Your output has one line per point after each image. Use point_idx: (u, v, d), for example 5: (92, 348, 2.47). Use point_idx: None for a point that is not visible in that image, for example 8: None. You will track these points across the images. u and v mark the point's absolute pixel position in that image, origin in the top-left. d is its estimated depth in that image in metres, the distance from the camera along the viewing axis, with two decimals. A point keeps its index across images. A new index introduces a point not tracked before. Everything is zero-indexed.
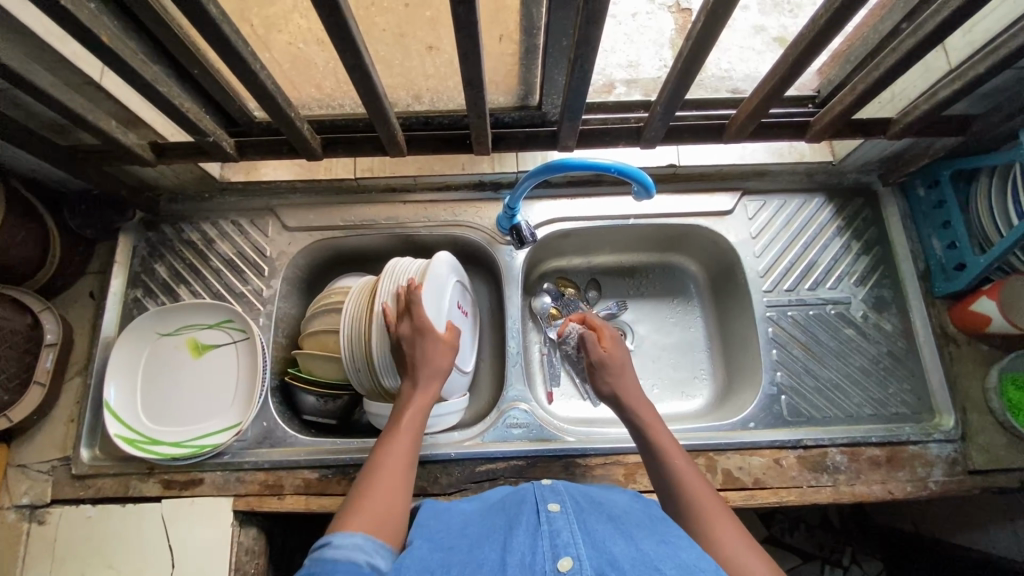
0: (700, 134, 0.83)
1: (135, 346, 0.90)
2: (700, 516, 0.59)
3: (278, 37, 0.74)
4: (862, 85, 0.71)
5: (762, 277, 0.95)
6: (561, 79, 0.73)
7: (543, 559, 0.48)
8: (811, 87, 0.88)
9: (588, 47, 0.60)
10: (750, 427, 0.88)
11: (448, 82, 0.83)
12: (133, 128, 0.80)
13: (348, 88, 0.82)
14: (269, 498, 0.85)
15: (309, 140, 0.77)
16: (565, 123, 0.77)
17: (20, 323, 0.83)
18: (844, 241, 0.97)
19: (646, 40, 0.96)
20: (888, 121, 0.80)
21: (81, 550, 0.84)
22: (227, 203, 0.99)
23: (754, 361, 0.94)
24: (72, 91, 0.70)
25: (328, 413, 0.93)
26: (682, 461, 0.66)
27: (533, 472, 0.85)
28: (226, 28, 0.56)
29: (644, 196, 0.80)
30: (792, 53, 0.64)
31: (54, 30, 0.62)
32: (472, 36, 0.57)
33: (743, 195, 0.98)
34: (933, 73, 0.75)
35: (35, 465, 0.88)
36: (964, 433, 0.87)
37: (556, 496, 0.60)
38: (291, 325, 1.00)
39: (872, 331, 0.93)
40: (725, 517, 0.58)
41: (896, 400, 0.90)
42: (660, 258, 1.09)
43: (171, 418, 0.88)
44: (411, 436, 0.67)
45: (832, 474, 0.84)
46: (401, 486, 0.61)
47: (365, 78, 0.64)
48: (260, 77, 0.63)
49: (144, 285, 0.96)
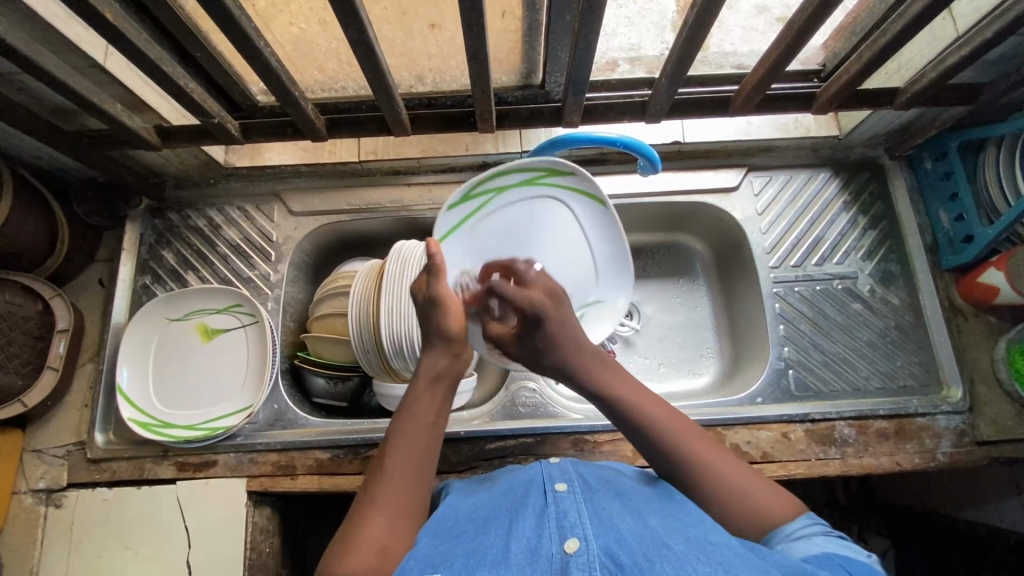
0: (705, 108, 0.82)
1: (147, 331, 0.92)
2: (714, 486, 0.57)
3: (279, 18, 0.77)
4: (868, 53, 0.71)
5: (768, 253, 0.95)
6: (564, 54, 0.72)
7: (549, 542, 0.49)
8: (815, 62, 0.86)
9: (592, 18, 0.59)
10: (757, 402, 0.89)
11: (450, 61, 0.82)
12: (138, 112, 0.80)
13: (351, 69, 0.82)
14: (281, 479, 0.86)
15: (314, 121, 0.77)
16: (569, 98, 0.76)
17: (31, 309, 0.85)
18: (851, 216, 0.96)
19: (647, 22, 0.94)
20: (895, 91, 0.79)
21: (98, 531, 0.85)
22: (232, 189, 1.00)
23: (761, 338, 0.94)
24: (76, 74, 0.71)
25: (338, 396, 0.94)
26: (673, 420, 0.61)
27: (543, 448, 0.86)
28: (230, 4, 0.56)
29: (650, 170, 0.81)
30: (796, 22, 0.64)
31: (58, 12, 0.63)
32: (477, 6, 0.56)
33: (748, 172, 0.98)
34: (942, 41, 0.74)
35: (50, 450, 0.89)
36: (972, 405, 0.87)
37: (564, 475, 0.60)
38: (299, 309, 1.01)
39: (879, 306, 0.93)
40: (738, 473, 0.58)
41: (903, 373, 0.90)
42: (666, 237, 1.08)
43: (183, 402, 0.89)
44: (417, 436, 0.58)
45: (840, 447, 0.85)
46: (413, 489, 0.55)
47: (368, 55, 0.63)
48: (264, 55, 0.63)
49: (152, 271, 0.96)
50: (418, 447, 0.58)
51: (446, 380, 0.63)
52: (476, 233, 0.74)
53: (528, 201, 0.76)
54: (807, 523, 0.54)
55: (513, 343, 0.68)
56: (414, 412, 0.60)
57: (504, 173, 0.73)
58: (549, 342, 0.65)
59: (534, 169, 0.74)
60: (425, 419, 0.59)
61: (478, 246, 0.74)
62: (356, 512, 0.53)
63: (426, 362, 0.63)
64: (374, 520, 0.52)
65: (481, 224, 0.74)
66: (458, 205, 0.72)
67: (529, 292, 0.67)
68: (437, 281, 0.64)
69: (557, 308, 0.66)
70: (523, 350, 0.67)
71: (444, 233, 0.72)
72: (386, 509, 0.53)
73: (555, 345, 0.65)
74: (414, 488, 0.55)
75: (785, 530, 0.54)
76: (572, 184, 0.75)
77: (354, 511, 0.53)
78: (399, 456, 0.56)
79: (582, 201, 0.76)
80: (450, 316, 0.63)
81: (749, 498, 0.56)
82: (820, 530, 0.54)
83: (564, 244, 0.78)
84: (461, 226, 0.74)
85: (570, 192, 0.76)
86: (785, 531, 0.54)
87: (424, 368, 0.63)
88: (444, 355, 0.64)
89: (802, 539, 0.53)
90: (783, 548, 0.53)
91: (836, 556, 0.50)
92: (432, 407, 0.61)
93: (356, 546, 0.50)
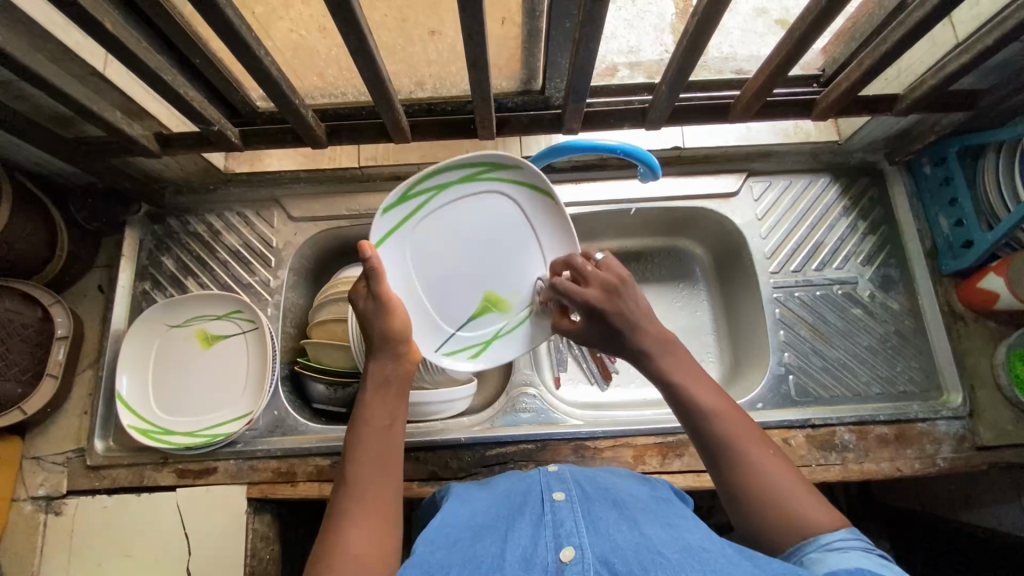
0: (705, 115, 0.82)
1: (146, 337, 0.91)
2: (756, 475, 0.57)
3: (279, 24, 0.75)
4: (868, 60, 0.71)
5: (768, 259, 0.95)
6: (564, 61, 0.72)
7: (546, 550, 0.49)
8: (815, 67, 0.86)
9: (593, 26, 0.59)
10: (757, 408, 0.88)
11: (450, 67, 0.82)
12: (137, 118, 0.79)
13: (351, 76, 0.82)
14: (282, 485, 0.86)
15: (314, 128, 0.77)
16: (570, 105, 0.76)
17: (30, 316, 0.85)
18: (850, 221, 0.96)
19: (647, 26, 0.96)
20: (895, 98, 0.79)
21: (99, 539, 0.85)
22: (231, 195, 0.99)
23: (761, 343, 0.94)
24: (75, 82, 0.70)
25: (336, 402, 0.93)
26: (729, 411, 0.61)
27: (543, 455, 0.86)
28: (230, 13, 0.56)
29: (650, 177, 0.80)
30: (796, 29, 0.64)
31: (57, 20, 0.63)
32: (476, 14, 0.56)
33: (748, 177, 0.98)
34: (941, 47, 0.75)
35: (50, 457, 0.89)
36: (973, 410, 0.87)
37: (562, 484, 0.60)
38: (299, 314, 1.01)
39: (879, 310, 0.93)
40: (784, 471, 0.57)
41: (903, 378, 0.90)
42: (666, 242, 1.08)
43: (182, 409, 0.89)
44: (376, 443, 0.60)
45: (840, 453, 0.85)
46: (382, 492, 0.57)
47: (368, 62, 0.63)
48: (264, 63, 0.63)
49: (152, 277, 0.96)
50: (378, 447, 0.60)
51: (393, 383, 0.64)
52: (417, 236, 0.73)
53: (469, 198, 0.75)
54: (840, 535, 0.52)
55: (584, 333, 0.69)
56: (370, 419, 0.62)
57: (439, 171, 0.72)
58: (621, 321, 0.66)
59: (473, 163, 0.74)
60: (382, 424, 0.61)
61: (420, 247, 0.74)
62: (333, 521, 0.55)
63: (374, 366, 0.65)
64: (353, 528, 0.53)
65: (421, 226, 0.73)
66: (396, 207, 0.70)
67: (589, 289, 0.67)
68: (379, 282, 0.64)
69: (614, 300, 0.66)
70: (594, 333, 0.69)
71: (382, 236, 0.70)
72: (361, 515, 0.55)
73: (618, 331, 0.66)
74: (383, 494, 0.57)
75: (820, 538, 0.52)
76: (511, 177, 0.75)
77: (331, 517, 0.55)
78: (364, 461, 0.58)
79: (522, 194, 0.76)
80: (395, 317, 0.65)
81: (788, 498, 0.55)
82: (858, 546, 0.51)
83: (505, 236, 0.77)
84: (401, 228, 0.72)
85: (509, 184, 0.76)
86: (820, 541, 0.52)
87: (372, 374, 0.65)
88: (390, 358, 0.65)
89: (840, 553, 0.50)
90: (816, 558, 0.51)
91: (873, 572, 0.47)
92: (387, 411, 0.63)
93: (335, 556, 0.51)
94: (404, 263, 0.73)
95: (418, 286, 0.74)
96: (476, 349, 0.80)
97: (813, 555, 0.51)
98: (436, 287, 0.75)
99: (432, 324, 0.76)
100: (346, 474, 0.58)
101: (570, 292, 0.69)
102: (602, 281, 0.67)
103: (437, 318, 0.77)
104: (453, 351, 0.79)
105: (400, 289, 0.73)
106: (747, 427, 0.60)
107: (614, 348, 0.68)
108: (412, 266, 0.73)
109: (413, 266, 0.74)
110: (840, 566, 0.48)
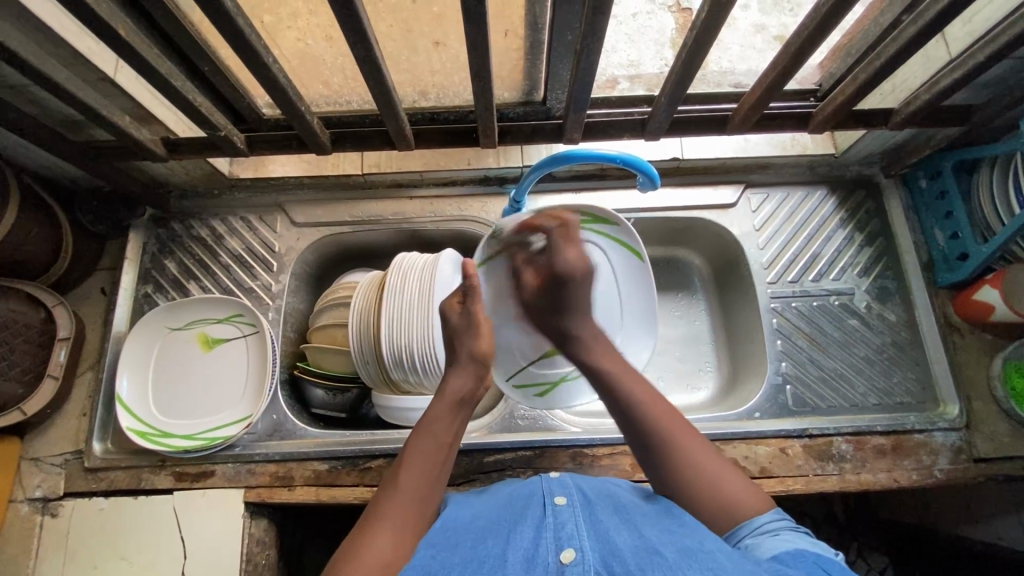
0: (703, 127, 0.84)
1: (147, 340, 0.92)
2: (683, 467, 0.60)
3: (286, 34, 0.78)
4: (862, 75, 0.72)
5: (766, 269, 0.96)
6: (566, 73, 0.74)
7: (547, 551, 0.50)
8: (811, 81, 0.88)
9: (594, 39, 0.61)
10: (755, 417, 0.89)
11: (453, 77, 0.84)
12: (146, 124, 0.81)
13: (356, 84, 0.83)
14: (279, 490, 0.86)
15: (319, 135, 0.78)
16: (571, 115, 0.77)
17: (34, 317, 0.86)
18: (847, 233, 0.97)
19: (647, 40, 0.98)
20: (890, 112, 0.81)
21: (94, 542, 0.84)
22: (235, 200, 1.01)
23: (759, 353, 0.95)
24: (86, 87, 0.72)
25: (336, 406, 0.94)
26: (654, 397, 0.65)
27: (541, 462, 0.86)
28: (240, 20, 0.57)
29: (650, 187, 0.81)
30: (793, 44, 0.65)
31: (71, 26, 0.64)
32: (480, 25, 0.57)
33: (746, 188, 0.99)
34: (934, 64, 0.76)
35: (48, 459, 0.89)
36: (969, 422, 0.88)
37: (564, 490, 0.61)
38: (299, 319, 1.01)
39: (876, 322, 0.94)
40: (709, 464, 0.61)
41: (901, 389, 0.91)
42: (664, 252, 1.09)
43: (181, 412, 0.89)
44: (430, 457, 0.60)
45: (838, 463, 0.85)
46: (422, 507, 0.57)
47: (374, 71, 0.65)
48: (272, 70, 0.64)
49: (154, 281, 0.97)
50: (431, 463, 0.60)
51: (467, 404, 0.65)
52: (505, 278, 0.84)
53: None
54: (773, 518, 0.56)
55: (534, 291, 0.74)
56: (434, 430, 0.62)
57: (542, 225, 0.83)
58: (574, 297, 0.71)
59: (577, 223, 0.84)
60: (444, 438, 0.62)
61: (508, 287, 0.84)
62: (369, 518, 0.55)
63: (454, 380, 0.66)
64: (384, 526, 0.54)
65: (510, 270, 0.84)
66: (497, 248, 0.83)
67: (571, 257, 0.72)
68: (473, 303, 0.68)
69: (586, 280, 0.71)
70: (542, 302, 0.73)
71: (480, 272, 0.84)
72: (395, 525, 0.54)
73: (567, 306, 0.71)
74: (425, 500, 0.57)
75: (752, 522, 0.57)
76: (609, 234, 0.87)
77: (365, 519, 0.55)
78: (414, 472, 0.58)
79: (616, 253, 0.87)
80: (483, 339, 0.68)
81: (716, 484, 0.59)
82: (785, 524, 0.56)
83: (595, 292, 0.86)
84: (494, 269, 0.83)
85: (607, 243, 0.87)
86: (751, 525, 0.56)
87: (450, 390, 0.65)
88: (471, 377, 0.67)
89: (771, 534, 0.54)
90: (753, 541, 0.54)
91: (808, 550, 0.51)
92: (450, 428, 0.63)
93: (362, 552, 0.51)
94: (492, 300, 0.84)
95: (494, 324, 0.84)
96: (545, 388, 0.87)
97: (749, 539, 0.55)
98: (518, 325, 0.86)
99: (504, 360, 0.86)
100: (395, 478, 0.58)
101: (557, 248, 0.72)
102: (582, 257, 0.72)
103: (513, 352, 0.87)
104: (525, 385, 0.87)
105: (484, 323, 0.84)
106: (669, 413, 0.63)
107: (552, 317, 0.72)
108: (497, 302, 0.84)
109: (497, 304, 0.84)
110: (782, 549, 0.51)
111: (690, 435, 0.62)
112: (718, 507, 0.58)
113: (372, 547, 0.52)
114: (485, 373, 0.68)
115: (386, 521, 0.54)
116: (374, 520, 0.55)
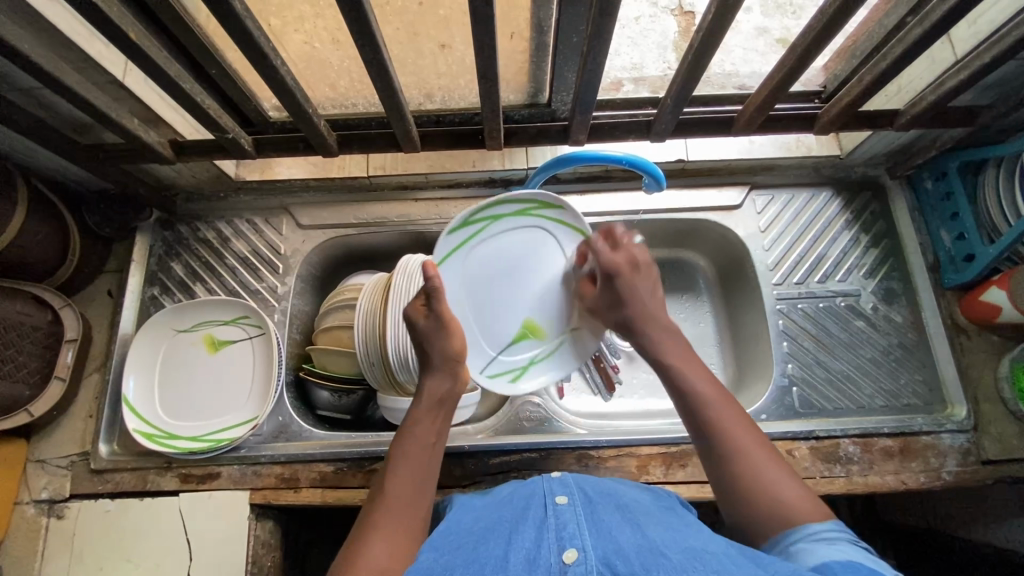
0: (707, 128, 0.84)
1: (153, 341, 0.92)
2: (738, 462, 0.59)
3: (292, 36, 0.77)
4: (868, 76, 0.72)
5: (772, 270, 0.96)
6: (572, 75, 0.74)
7: (549, 551, 0.49)
8: (816, 83, 0.88)
9: (601, 41, 0.61)
10: (761, 419, 0.89)
11: (459, 80, 0.84)
12: (153, 126, 0.81)
13: (363, 87, 0.84)
14: (284, 491, 0.86)
15: (326, 137, 0.79)
16: (577, 117, 0.78)
17: (41, 319, 0.86)
18: (853, 234, 0.97)
19: (650, 42, 0.98)
20: (895, 113, 0.81)
21: (99, 543, 0.84)
22: (241, 203, 1.01)
23: (765, 354, 0.95)
24: (95, 90, 0.72)
25: (341, 408, 0.94)
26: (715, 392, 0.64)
27: (546, 463, 0.86)
28: (249, 23, 0.57)
29: (655, 188, 0.81)
30: (798, 45, 0.65)
31: (80, 29, 0.65)
32: (488, 28, 0.58)
33: (750, 190, 0.99)
34: (940, 65, 0.77)
35: (55, 460, 0.89)
36: (977, 424, 0.87)
37: (565, 489, 0.60)
38: (305, 321, 1.01)
39: (882, 323, 0.94)
40: (766, 463, 0.59)
41: (907, 391, 0.90)
42: (669, 253, 1.09)
43: (187, 414, 0.89)
44: (415, 459, 0.61)
45: (845, 465, 0.85)
46: (411, 510, 0.57)
47: (381, 73, 0.65)
48: (280, 72, 0.65)
49: (160, 283, 0.97)
50: (416, 465, 0.61)
51: (447, 401, 0.67)
52: (472, 260, 0.78)
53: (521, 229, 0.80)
54: (830, 527, 0.54)
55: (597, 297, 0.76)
56: (417, 435, 0.63)
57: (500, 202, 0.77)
58: (630, 291, 0.72)
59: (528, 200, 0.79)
60: (427, 441, 0.63)
61: (473, 271, 0.78)
62: (361, 529, 0.55)
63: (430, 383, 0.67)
64: (376, 534, 0.54)
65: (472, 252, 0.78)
66: (458, 229, 0.76)
67: (618, 257, 0.74)
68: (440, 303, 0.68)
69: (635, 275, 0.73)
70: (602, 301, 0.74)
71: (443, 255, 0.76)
72: (387, 530, 0.55)
73: (624, 298, 0.72)
74: (415, 503, 0.58)
75: (805, 529, 0.54)
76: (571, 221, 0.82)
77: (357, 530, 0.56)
78: (401, 477, 0.59)
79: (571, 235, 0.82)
80: (455, 336, 0.68)
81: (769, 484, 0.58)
82: (843, 537, 0.52)
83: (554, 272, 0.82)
84: (459, 251, 0.77)
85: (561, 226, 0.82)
86: (807, 530, 0.54)
87: (427, 392, 0.67)
88: (447, 378, 0.68)
89: (827, 543, 0.51)
90: (806, 547, 0.52)
91: (864, 563, 0.48)
92: (432, 429, 0.64)
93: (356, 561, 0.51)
94: (456, 286, 0.77)
95: (466, 307, 0.78)
96: (514, 373, 0.83)
97: (802, 544, 0.52)
98: (486, 312, 0.80)
99: (477, 346, 0.80)
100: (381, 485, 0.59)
101: (599, 254, 0.74)
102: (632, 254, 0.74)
103: (482, 340, 0.80)
104: (496, 374, 0.81)
105: (455, 310, 0.77)
106: (730, 407, 0.63)
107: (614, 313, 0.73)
108: (464, 287, 0.78)
109: (466, 290, 0.78)
110: (831, 559, 0.48)
111: (746, 430, 0.61)
112: (773, 508, 0.56)
113: (365, 555, 0.51)
114: (461, 370, 0.69)
115: (379, 529, 0.54)
116: (366, 529, 0.55)
